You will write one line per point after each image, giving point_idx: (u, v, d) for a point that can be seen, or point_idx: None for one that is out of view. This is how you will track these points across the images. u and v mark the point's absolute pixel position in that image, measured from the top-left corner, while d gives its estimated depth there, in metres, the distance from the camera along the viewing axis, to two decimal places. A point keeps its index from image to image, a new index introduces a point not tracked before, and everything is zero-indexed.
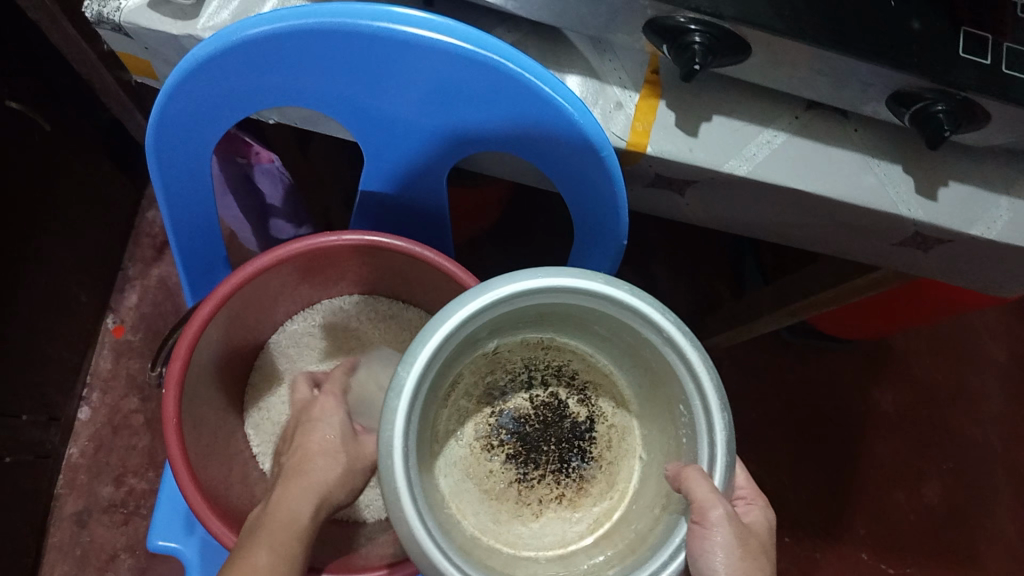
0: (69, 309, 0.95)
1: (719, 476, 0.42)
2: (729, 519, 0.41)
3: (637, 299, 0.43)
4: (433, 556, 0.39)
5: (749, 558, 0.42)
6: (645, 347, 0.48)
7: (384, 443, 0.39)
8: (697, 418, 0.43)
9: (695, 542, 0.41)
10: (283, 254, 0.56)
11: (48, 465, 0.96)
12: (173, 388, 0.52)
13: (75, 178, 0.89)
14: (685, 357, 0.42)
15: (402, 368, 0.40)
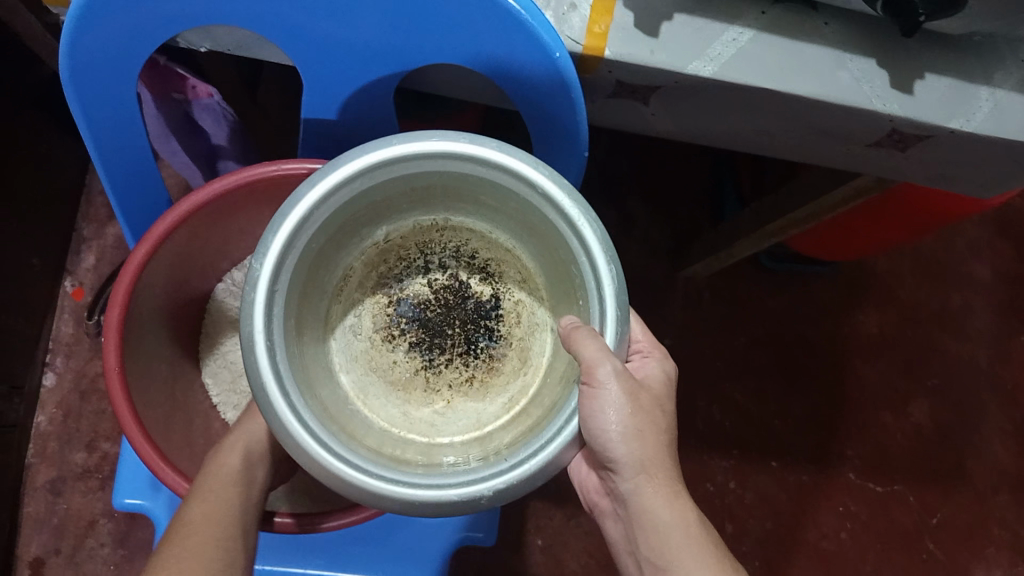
0: (22, 274, 0.91)
1: (611, 336, 0.47)
2: (615, 375, 0.47)
3: (507, 156, 0.46)
4: (306, 438, 0.44)
5: (635, 405, 0.48)
6: (525, 220, 0.54)
7: (246, 335, 0.44)
8: (588, 275, 0.47)
9: (588, 404, 0.48)
10: (218, 188, 0.52)
11: (16, 435, 0.93)
12: (112, 335, 0.50)
13: (12, 136, 0.84)
14: (567, 213, 0.46)
15: (258, 260, 0.45)
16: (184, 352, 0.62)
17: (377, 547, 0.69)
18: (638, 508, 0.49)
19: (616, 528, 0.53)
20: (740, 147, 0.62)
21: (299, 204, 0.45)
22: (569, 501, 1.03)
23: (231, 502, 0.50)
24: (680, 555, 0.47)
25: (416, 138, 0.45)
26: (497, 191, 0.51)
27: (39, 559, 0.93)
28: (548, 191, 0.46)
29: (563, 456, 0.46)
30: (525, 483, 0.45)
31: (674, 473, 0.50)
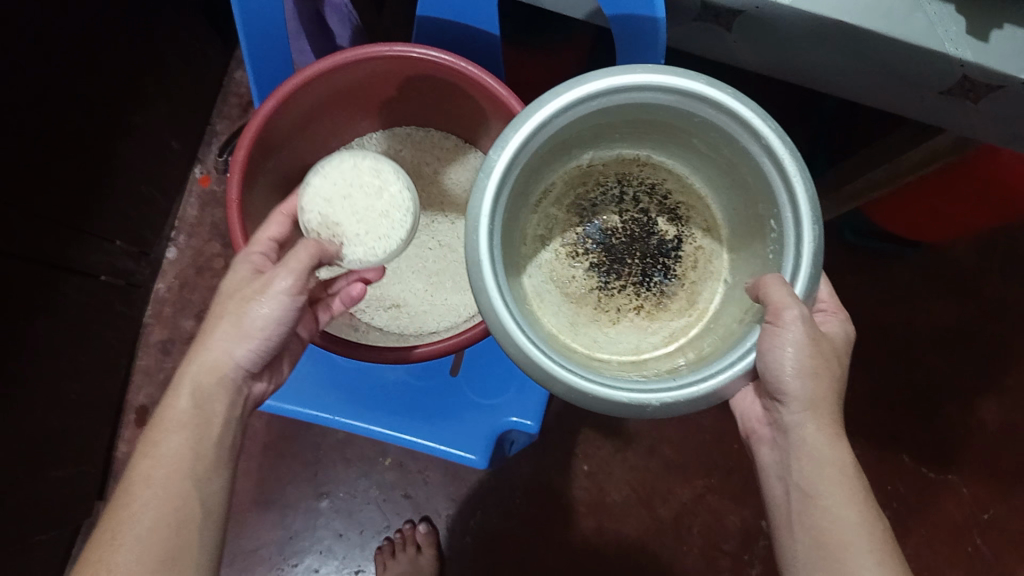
0: (161, 154, 1.02)
1: (799, 285, 0.50)
2: (801, 320, 0.49)
3: (737, 104, 0.49)
4: (509, 324, 0.48)
5: (812, 348, 0.51)
6: (735, 167, 0.57)
7: (472, 215, 0.49)
8: (788, 230, 0.50)
9: (768, 339, 0.51)
10: (340, 61, 0.60)
11: (139, 296, 1.06)
12: (237, 172, 0.58)
13: (170, 29, 0.96)
14: (784, 168, 0.49)
15: (495, 151, 0.49)
16: None
17: (443, 419, 0.76)
18: (797, 438, 0.54)
19: (769, 454, 0.58)
20: (818, 86, 0.65)
21: (544, 110, 0.49)
22: (618, 435, 1.09)
23: (178, 462, 0.52)
24: (830, 486, 0.52)
25: (660, 70, 0.49)
26: (716, 134, 0.55)
27: (144, 407, 1.07)
28: (768, 141, 0.49)
29: (730, 386, 0.50)
30: (691, 401, 0.49)
31: (838, 417, 0.54)
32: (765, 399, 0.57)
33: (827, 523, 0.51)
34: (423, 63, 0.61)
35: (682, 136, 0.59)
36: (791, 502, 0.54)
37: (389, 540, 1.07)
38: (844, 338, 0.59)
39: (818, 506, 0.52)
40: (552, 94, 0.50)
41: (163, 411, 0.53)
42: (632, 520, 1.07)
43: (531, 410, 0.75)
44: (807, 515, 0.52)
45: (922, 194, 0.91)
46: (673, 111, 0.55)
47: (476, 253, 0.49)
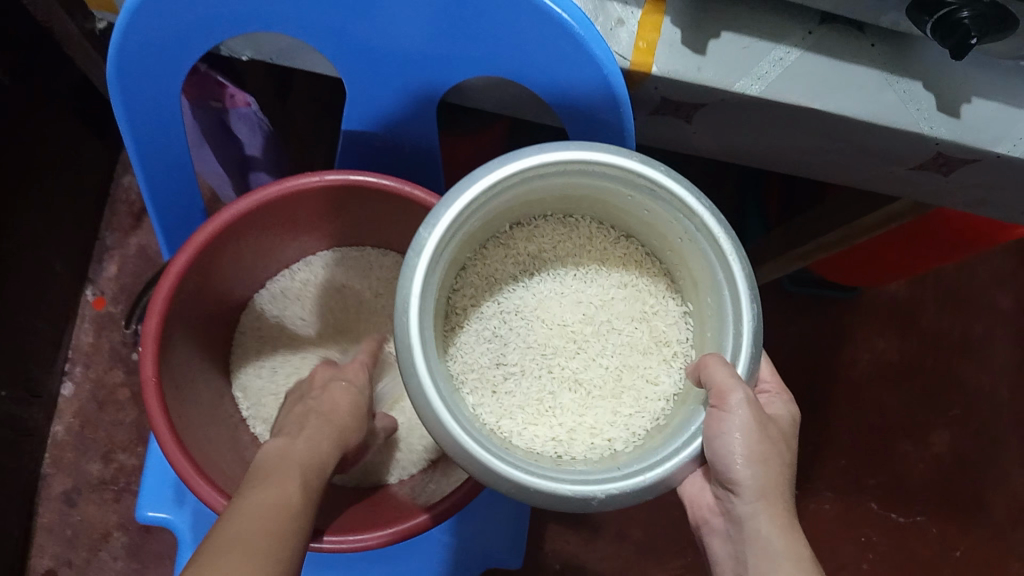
0: (44, 281, 0.90)
1: (742, 366, 0.48)
2: (748, 403, 0.47)
3: (674, 183, 0.47)
4: (438, 411, 0.44)
5: (761, 432, 0.48)
6: (672, 236, 0.55)
7: (402, 299, 0.44)
8: (728, 310, 0.49)
9: (714, 424, 0.48)
10: (261, 197, 0.52)
11: (32, 444, 0.93)
12: (150, 345, 0.50)
13: (42, 146, 0.85)
14: (720, 247, 0.47)
15: (426, 228, 0.45)
16: (210, 361, 0.61)
17: (405, 562, 0.71)
18: (753, 532, 0.48)
19: (724, 548, 0.51)
20: (779, 165, 0.61)
21: (473, 188, 0.45)
22: (586, 524, 1.02)
23: (282, 510, 0.43)
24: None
25: (595, 147, 0.47)
26: (653, 204, 0.52)
27: (50, 571, 0.93)
28: (703, 219, 0.47)
29: (679, 473, 0.47)
30: (634, 493, 0.45)
31: (792, 510, 0.49)
32: (714, 486, 0.52)
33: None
34: (357, 189, 0.54)
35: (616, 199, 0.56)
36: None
37: None
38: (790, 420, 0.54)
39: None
40: (482, 169, 0.46)
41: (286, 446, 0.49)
42: None
43: (502, 538, 0.72)
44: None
45: (875, 246, 0.88)
46: (611, 181, 0.51)
47: (408, 336, 0.44)
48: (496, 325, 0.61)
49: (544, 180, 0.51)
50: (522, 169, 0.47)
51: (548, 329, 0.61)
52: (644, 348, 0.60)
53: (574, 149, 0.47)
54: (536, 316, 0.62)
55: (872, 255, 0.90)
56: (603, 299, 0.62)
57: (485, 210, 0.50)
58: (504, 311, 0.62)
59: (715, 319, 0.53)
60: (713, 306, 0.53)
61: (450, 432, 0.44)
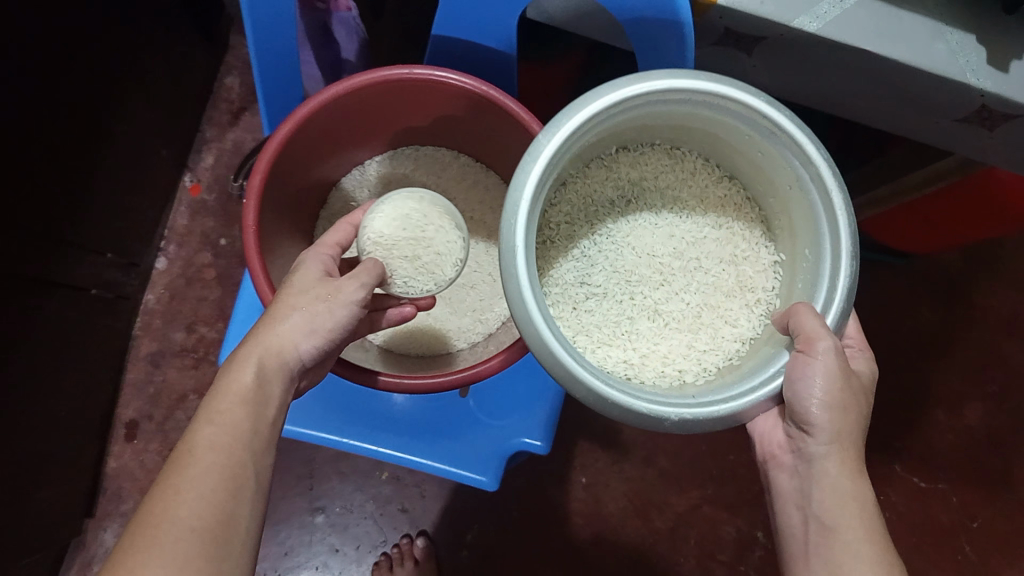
0: (149, 162, 1.00)
1: (832, 318, 0.53)
2: (834, 352, 0.51)
3: (796, 130, 0.51)
4: (535, 316, 0.50)
5: (842, 382, 0.52)
6: (781, 183, 0.60)
7: (515, 200, 0.50)
8: (827, 262, 0.54)
9: (799, 368, 0.53)
10: (358, 83, 0.59)
11: (127, 308, 1.04)
12: (253, 197, 0.58)
13: (159, 37, 0.93)
14: (831, 203, 0.52)
15: (547, 136, 0.50)
16: (298, 234, 0.69)
17: (445, 438, 0.76)
18: (821, 470, 0.54)
19: (788, 481, 0.57)
20: (835, 109, 0.65)
21: (600, 104, 0.50)
22: (616, 445, 1.09)
23: (238, 431, 0.48)
24: (851, 519, 0.52)
25: (723, 83, 0.51)
26: (768, 146, 0.56)
27: (133, 422, 1.05)
28: (818, 168, 0.52)
29: (753, 409, 0.53)
30: (708, 420, 0.51)
31: (860, 453, 0.54)
32: (788, 425, 0.57)
33: (844, 556, 0.50)
34: (442, 86, 0.61)
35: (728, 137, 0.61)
36: (808, 532, 0.53)
37: (384, 554, 1.06)
38: (867, 374, 0.59)
39: (838, 538, 0.51)
40: (609, 88, 0.51)
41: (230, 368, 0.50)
42: (629, 531, 1.07)
43: (537, 430, 0.76)
44: (825, 547, 0.52)
45: (925, 213, 0.90)
46: (732, 117, 0.56)
47: (512, 240, 0.50)
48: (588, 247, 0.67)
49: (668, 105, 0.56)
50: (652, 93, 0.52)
51: (638, 257, 0.67)
52: (727, 292, 0.65)
53: (702, 84, 0.51)
54: (628, 242, 0.67)
55: (923, 222, 0.92)
56: (696, 238, 0.67)
57: (608, 125, 0.56)
58: (598, 235, 0.68)
59: (808, 271, 0.57)
60: (809, 258, 0.57)
61: (542, 335, 0.50)
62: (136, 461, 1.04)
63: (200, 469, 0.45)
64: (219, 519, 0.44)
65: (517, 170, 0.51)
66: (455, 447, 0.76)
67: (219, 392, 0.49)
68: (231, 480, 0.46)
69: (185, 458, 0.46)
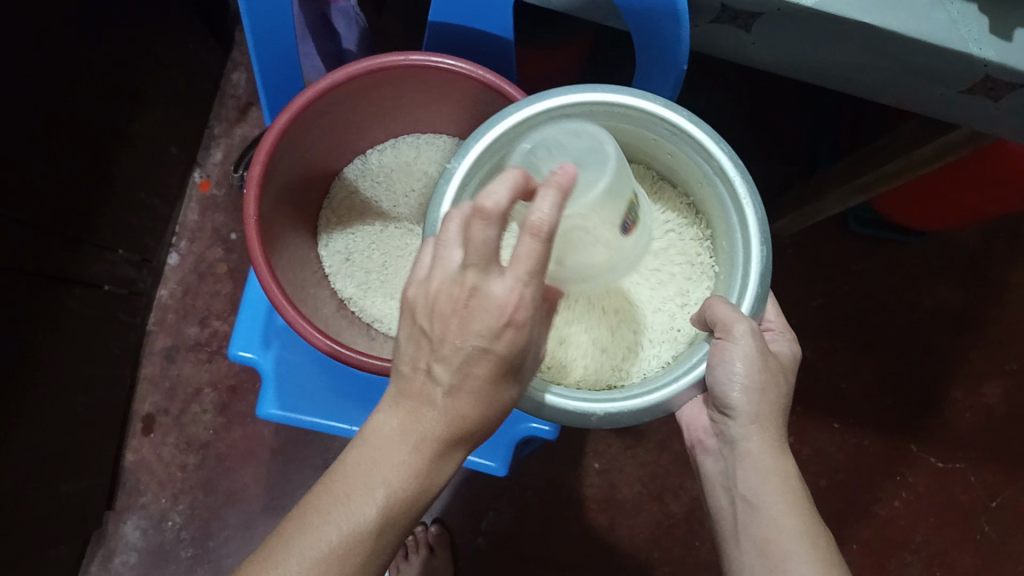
0: (160, 159, 1.01)
1: (746, 304, 0.53)
2: (750, 334, 0.51)
3: (695, 130, 0.53)
4: None
5: (762, 363, 0.52)
6: (693, 178, 0.61)
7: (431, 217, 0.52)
8: (739, 249, 0.55)
9: (718, 354, 0.53)
10: (355, 71, 0.59)
11: (142, 304, 1.05)
12: (253, 188, 0.58)
13: (166, 34, 0.94)
14: (735, 190, 0.53)
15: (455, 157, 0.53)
16: (300, 225, 0.70)
17: None
18: (745, 450, 0.54)
19: (715, 463, 0.58)
20: (837, 83, 0.64)
21: (506, 121, 0.53)
22: (628, 431, 1.09)
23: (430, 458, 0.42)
24: (773, 496, 0.51)
25: (624, 91, 0.54)
26: (677, 149, 0.57)
27: (150, 416, 1.06)
28: (720, 163, 0.53)
29: (677, 399, 0.53)
30: (633, 414, 0.52)
31: (783, 433, 0.55)
32: (712, 409, 0.58)
33: (769, 532, 0.50)
34: (437, 71, 0.61)
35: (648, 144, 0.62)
36: (736, 512, 0.53)
37: (400, 542, 1.07)
38: (788, 355, 0.59)
39: (763, 516, 0.51)
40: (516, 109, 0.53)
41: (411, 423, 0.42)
42: (644, 516, 1.07)
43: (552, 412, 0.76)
44: (751, 525, 0.51)
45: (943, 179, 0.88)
46: (642, 127, 0.57)
47: None
48: None
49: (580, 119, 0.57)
50: (548, 108, 0.54)
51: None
52: (665, 285, 0.66)
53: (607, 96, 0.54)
54: None
55: (939, 188, 0.90)
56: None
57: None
58: None
59: (727, 259, 0.58)
60: (726, 245, 0.58)
61: None
62: (154, 454, 1.06)
63: (346, 520, 0.41)
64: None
65: (436, 187, 0.53)
66: None
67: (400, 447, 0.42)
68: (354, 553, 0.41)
69: (376, 457, 0.42)
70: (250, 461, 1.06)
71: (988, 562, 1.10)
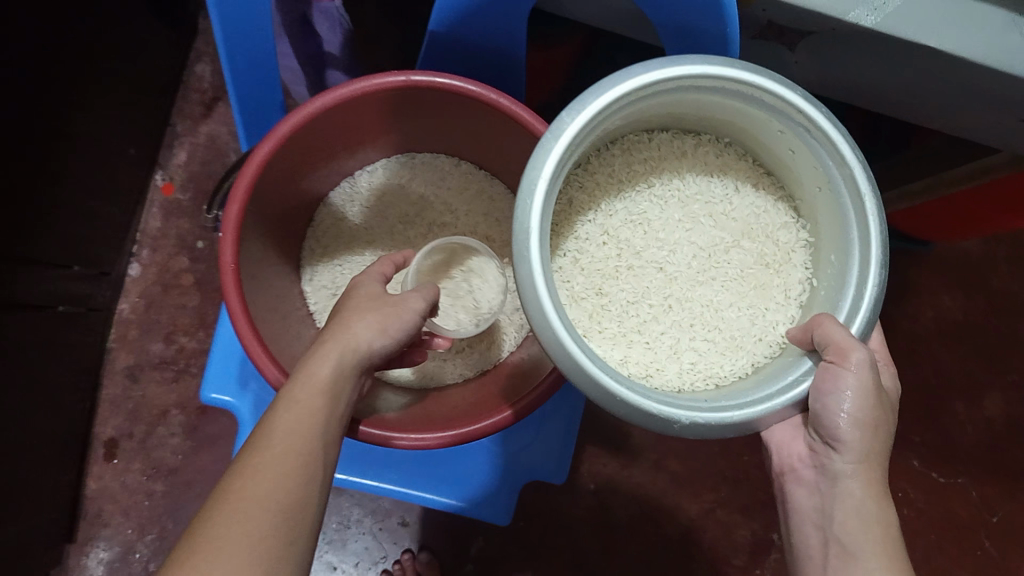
0: (117, 162, 0.92)
1: (857, 328, 0.48)
2: (868, 364, 0.47)
3: (834, 132, 0.46)
4: (555, 324, 0.45)
5: (873, 397, 0.48)
6: (811, 183, 0.54)
7: (529, 179, 0.45)
8: (854, 269, 0.49)
9: (829, 380, 0.48)
10: (348, 93, 0.52)
11: (100, 320, 0.97)
12: (230, 229, 0.51)
13: (121, 27, 0.84)
14: (864, 204, 0.47)
15: (568, 114, 0.45)
16: (283, 254, 0.63)
17: (457, 466, 0.75)
18: (844, 490, 0.50)
19: (807, 497, 0.53)
20: (883, 101, 0.58)
21: (625, 85, 0.45)
22: (624, 449, 1.04)
23: (315, 419, 0.46)
24: (874, 543, 0.48)
25: (757, 71, 0.46)
26: (798, 144, 0.51)
27: (112, 440, 0.98)
28: (852, 171, 0.46)
29: (767, 419, 0.48)
30: (716, 428, 0.46)
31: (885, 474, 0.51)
32: (810, 437, 0.53)
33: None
34: (443, 92, 0.54)
35: (761, 126, 0.54)
36: (827, 555, 0.50)
37: (386, 570, 1.01)
38: (894, 391, 0.55)
39: (858, 564, 0.47)
40: (641, 67, 0.46)
41: (299, 384, 0.47)
42: (641, 538, 1.03)
43: (550, 458, 0.76)
44: (843, 573, 0.48)
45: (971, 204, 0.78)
46: (747, 104, 0.50)
47: (527, 224, 0.45)
48: (615, 233, 0.61)
49: (694, 94, 0.51)
50: (675, 75, 0.46)
51: (658, 255, 0.60)
52: (752, 301, 0.59)
53: (737, 73, 0.46)
54: (652, 227, 0.61)
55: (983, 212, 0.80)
56: (722, 241, 0.60)
57: (631, 108, 0.50)
58: (617, 211, 0.61)
59: (833, 276, 0.53)
60: (835, 264, 0.53)
61: (564, 346, 0.44)
62: (117, 482, 0.98)
63: (278, 455, 0.43)
64: (293, 515, 0.42)
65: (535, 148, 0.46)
66: (451, 471, 0.75)
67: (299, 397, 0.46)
68: (302, 483, 0.43)
69: (282, 411, 0.45)
70: None
71: None
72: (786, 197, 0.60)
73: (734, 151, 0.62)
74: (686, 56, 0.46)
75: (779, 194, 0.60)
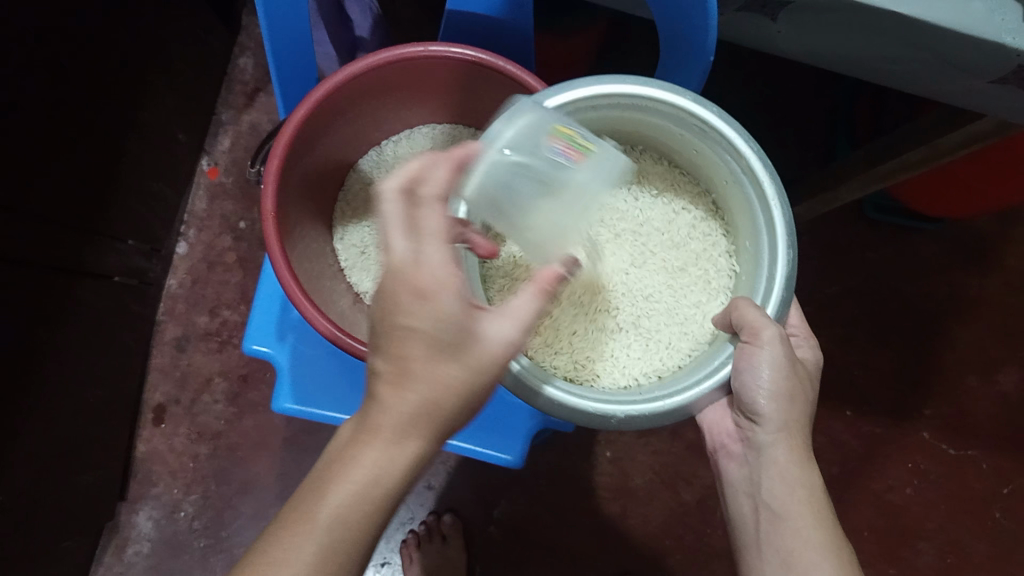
0: (167, 148, 0.99)
1: (771, 308, 0.54)
2: (777, 339, 0.52)
3: (724, 124, 0.54)
4: None
5: (787, 369, 0.54)
6: (718, 180, 0.62)
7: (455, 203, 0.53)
8: (764, 252, 0.56)
9: (745, 358, 0.54)
10: (375, 62, 0.59)
11: (151, 293, 1.04)
12: (271, 182, 0.58)
13: (174, 19, 0.92)
14: (764, 191, 0.54)
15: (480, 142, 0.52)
16: (313, 217, 0.69)
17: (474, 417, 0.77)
18: (770, 458, 0.56)
19: (737, 470, 0.60)
20: (864, 69, 0.63)
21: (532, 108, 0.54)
22: None
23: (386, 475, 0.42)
24: (798, 505, 0.54)
25: (655, 84, 0.55)
26: (704, 148, 0.59)
27: (161, 406, 1.06)
28: (751, 163, 0.54)
29: (697, 403, 0.54)
30: (651, 417, 0.53)
31: (807, 441, 0.57)
32: (737, 415, 0.59)
33: (794, 542, 0.52)
34: (455, 62, 0.60)
35: (674, 137, 0.62)
36: (759, 522, 0.55)
37: (413, 531, 1.07)
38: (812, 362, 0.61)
39: (787, 526, 0.53)
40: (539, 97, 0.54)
41: (373, 424, 0.43)
42: (657, 503, 1.07)
43: None
44: (774, 531, 0.54)
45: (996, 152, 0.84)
46: (666, 118, 0.58)
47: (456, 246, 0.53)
48: None
49: (603, 112, 0.59)
50: (578, 97, 0.55)
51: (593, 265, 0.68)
52: (681, 292, 0.67)
53: (629, 89, 0.55)
54: None
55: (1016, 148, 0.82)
56: (647, 241, 0.68)
57: None
58: None
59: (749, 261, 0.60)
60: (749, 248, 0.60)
61: None
62: (166, 444, 1.05)
63: (331, 509, 0.42)
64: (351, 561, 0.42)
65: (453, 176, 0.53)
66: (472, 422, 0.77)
67: (372, 443, 0.42)
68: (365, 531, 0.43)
69: (349, 457, 0.43)
70: (264, 451, 1.05)
71: (1002, 550, 1.10)
72: (700, 195, 0.69)
73: (649, 157, 0.69)
74: (586, 79, 0.55)
75: (694, 191, 0.69)
